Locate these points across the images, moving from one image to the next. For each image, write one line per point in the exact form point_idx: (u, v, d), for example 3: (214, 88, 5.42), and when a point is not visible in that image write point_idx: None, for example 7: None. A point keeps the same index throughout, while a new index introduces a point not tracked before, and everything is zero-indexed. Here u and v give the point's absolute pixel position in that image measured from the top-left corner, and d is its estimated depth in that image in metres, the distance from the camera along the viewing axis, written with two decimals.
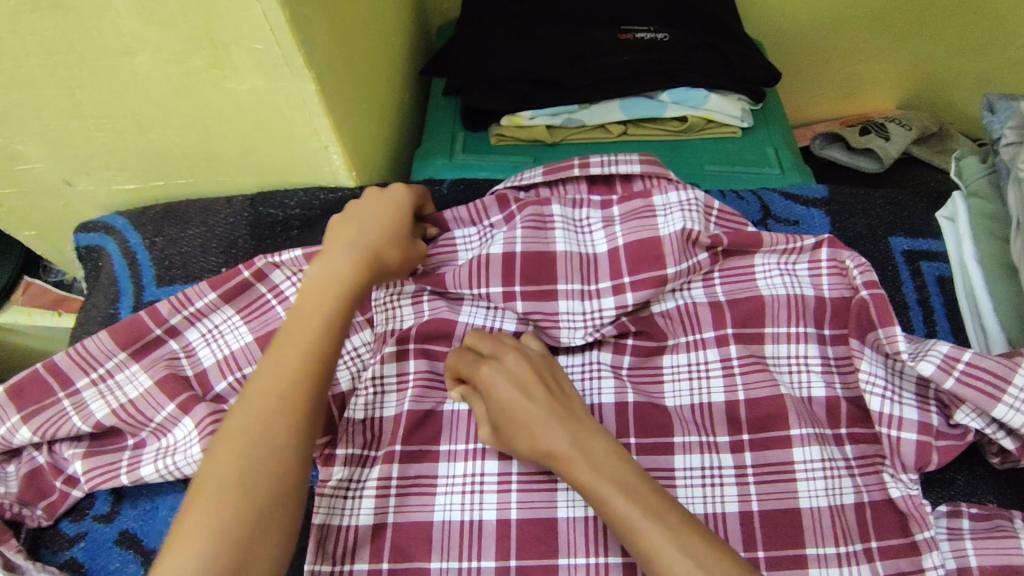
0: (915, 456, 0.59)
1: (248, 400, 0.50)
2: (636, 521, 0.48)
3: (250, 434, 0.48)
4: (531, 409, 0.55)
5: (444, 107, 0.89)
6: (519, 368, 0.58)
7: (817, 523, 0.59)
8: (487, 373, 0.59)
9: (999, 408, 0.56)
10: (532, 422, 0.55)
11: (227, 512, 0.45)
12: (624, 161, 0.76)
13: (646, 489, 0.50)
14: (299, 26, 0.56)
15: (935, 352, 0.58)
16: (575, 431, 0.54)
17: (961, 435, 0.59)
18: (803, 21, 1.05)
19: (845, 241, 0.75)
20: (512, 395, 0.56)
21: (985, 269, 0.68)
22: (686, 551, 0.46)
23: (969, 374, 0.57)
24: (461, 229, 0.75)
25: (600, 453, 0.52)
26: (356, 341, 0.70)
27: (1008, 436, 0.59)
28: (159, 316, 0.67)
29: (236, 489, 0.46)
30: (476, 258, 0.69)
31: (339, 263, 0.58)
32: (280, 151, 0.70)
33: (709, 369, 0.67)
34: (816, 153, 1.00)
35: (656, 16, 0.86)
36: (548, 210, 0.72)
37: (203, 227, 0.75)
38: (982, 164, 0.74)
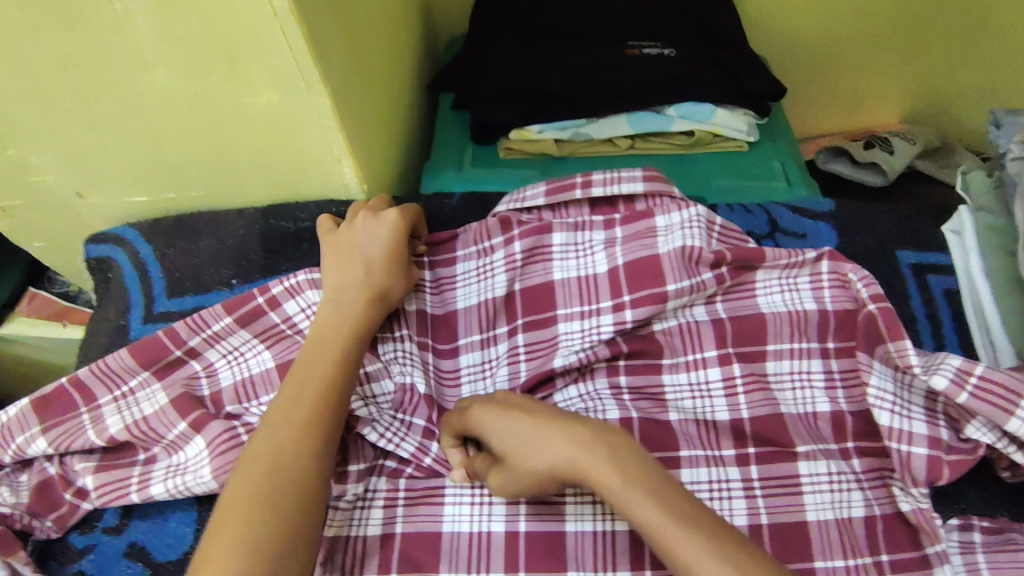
0: (925, 471, 0.59)
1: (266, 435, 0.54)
2: (665, 530, 0.48)
3: (267, 466, 0.52)
4: (549, 426, 0.54)
5: (453, 121, 0.89)
6: (511, 402, 0.58)
7: (824, 536, 0.60)
8: (482, 414, 0.58)
9: (1012, 421, 0.56)
10: (528, 454, 0.54)
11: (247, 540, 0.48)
12: (628, 180, 0.76)
13: (674, 493, 0.50)
14: (316, 42, 0.57)
15: (946, 366, 0.58)
16: (590, 443, 0.53)
17: (972, 450, 0.59)
18: (807, 36, 1.06)
19: (851, 252, 0.75)
20: (509, 425, 0.56)
21: (992, 282, 0.69)
22: (721, 560, 0.46)
23: (981, 388, 0.57)
24: (462, 264, 0.75)
25: (626, 456, 0.52)
26: (376, 390, 0.65)
27: (1019, 450, 0.59)
28: (178, 338, 0.66)
29: (260, 520, 0.49)
30: (481, 306, 0.72)
31: (350, 302, 0.62)
32: (293, 165, 0.71)
33: (710, 390, 0.67)
34: (822, 167, 1.01)
35: (663, 32, 0.86)
36: (549, 239, 0.73)
37: (215, 239, 0.75)
38: (988, 177, 0.74)
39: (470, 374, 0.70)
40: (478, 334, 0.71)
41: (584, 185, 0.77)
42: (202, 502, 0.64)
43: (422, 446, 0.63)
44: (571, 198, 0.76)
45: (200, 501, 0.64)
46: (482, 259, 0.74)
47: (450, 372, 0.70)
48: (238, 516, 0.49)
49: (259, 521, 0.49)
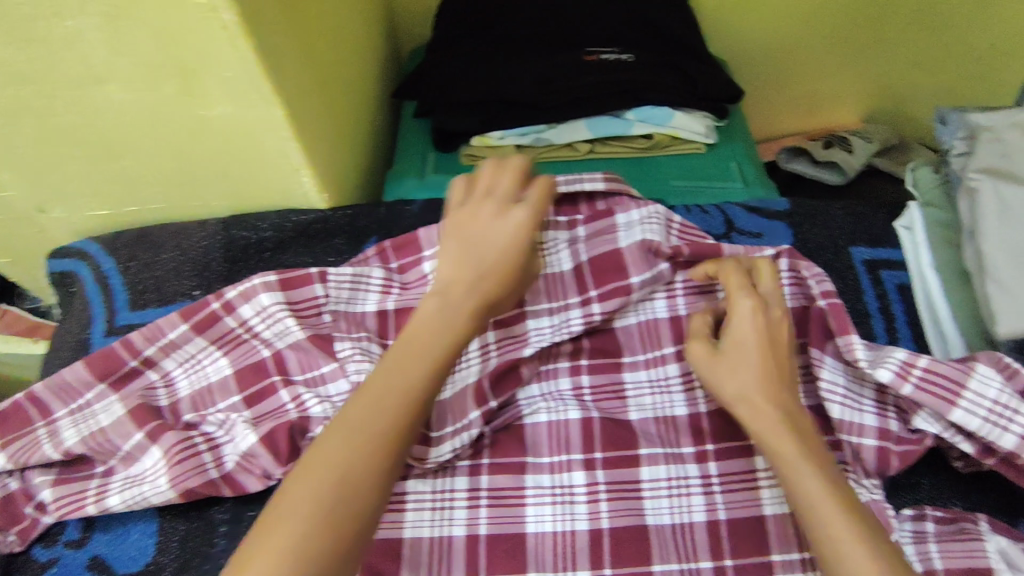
0: (873, 462, 0.61)
1: (350, 425, 0.46)
2: (821, 501, 0.48)
3: (337, 471, 0.44)
4: (765, 363, 0.55)
5: (416, 129, 0.90)
6: (776, 321, 0.58)
7: (782, 530, 0.61)
8: (748, 307, 0.57)
9: (955, 411, 0.58)
10: (762, 371, 0.55)
11: (301, 560, 0.41)
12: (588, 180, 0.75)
13: (842, 483, 0.49)
14: (266, 54, 0.57)
15: (892, 359, 0.60)
16: (791, 407, 0.54)
17: (919, 441, 0.61)
18: (770, 37, 1.08)
19: (807, 251, 0.76)
20: (759, 335, 0.56)
21: (942, 275, 0.70)
22: (867, 549, 0.45)
23: (924, 380, 0.59)
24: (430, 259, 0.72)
25: (808, 434, 0.53)
26: (331, 390, 0.65)
27: (966, 440, 0.60)
28: (134, 347, 0.67)
29: (317, 528, 0.42)
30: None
31: (456, 306, 0.52)
32: (251, 176, 0.71)
33: (670, 384, 0.69)
34: (783, 167, 1.02)
35: (621, 38, 0.87)
36: None
37: (176, 250, 0.75)
38: (936, 173, 0.75)
39: None
40: None
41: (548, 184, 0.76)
42: (164, 512, 0.64)
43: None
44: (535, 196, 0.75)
45: (163, 511, 0.64)
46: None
47: None
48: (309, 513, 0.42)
49: (311, 543, 0.41)
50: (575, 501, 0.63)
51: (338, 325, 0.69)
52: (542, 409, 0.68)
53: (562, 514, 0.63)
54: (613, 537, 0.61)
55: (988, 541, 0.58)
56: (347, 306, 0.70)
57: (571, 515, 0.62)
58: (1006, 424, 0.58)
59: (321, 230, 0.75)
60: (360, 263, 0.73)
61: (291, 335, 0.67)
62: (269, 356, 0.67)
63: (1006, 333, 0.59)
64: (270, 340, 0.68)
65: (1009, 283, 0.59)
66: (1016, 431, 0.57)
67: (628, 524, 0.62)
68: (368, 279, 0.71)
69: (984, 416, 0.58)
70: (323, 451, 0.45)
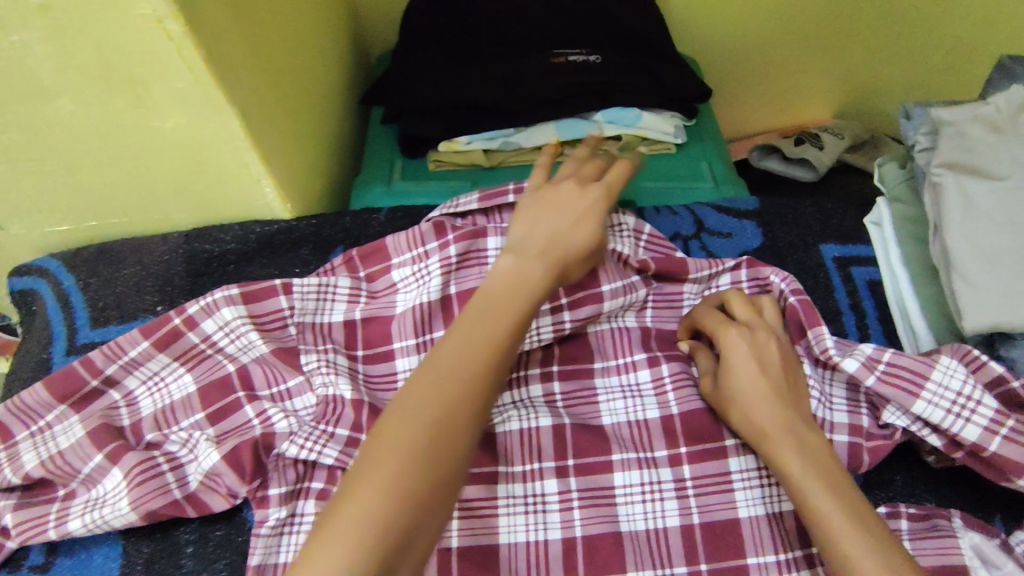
0: (847, 457, 0.61)
1: (438, 373, 0.47)
2: (827, 511, 0.51)
3: (427, 421, 0.45)
4: (758, 383, 0.58)
5: (384, 135, 0.89)
6: (767, 345, 0.60)
7: (756, 532, 0.61)
8: (733, 337, 0.61)
9: (918, 403, 0.59)
10: (760, 397, 0.57)
11: (389, 503, 0.42)
12: None
13: (847, 490, 0.52)
14: (217, 64, 0.56)
15: (859, 352, 0.62)
16: (795, 419, 0.56)
17: (889, 436, 0.61)
18: (739, 35, 1.08)
19: (778, 250, 0.76)
20: (747, 362, 0.59)
21: (912, 271, 0.70)
22: (872, 553, 0.48)
23: (888, 373, 0.60)
24: (398, 268, 0.71)
25: (814, 444, 0.55)
26: (297, 404, 0.65)
27: (935, 434, 0.60)
28: (94, 366, 0.66)
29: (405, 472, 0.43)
30: (416, 309, 0.68)
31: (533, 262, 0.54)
32: (212, 187, 0.69)
33: (641, 390, 0.68)
34: (755, 165, 1.02)
35: (587, 39, 0.87)
36: (483, 244, 0.71)
37: (138, 265, 0.73)
38: (901, 169, 0.75)
39: (404, 378, 0.67)
40: (414, 340, 0.67)
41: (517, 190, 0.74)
42: (128, 534, 0.62)
43: (346, 451, 0.61)
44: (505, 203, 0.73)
45: (128, 534, 0.62)
46: (417, 264, 0.70)
47: (385, 379, 0.67)
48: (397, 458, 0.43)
49: (398, 486, 0.42)
50: (547, 510, 0.62)
51: (304, 337, 0.67)
52: (514, 417, 0.67)
53: (535, 523, 0.62)
54: (587, 545, 0.61)
55: (961, 538, 0.58)
56: (313, 318, 0.68)
57: (544, 524, 0.62)
58: (970, 415, 0.58)
59: (285, 240, 0.74)
60: (326, 273, 0.71)
61: (255, 348, 0.66)
62: (234, 370, 0.66)
63: (972, 328, 0.59)
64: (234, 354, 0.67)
65: (974, 277, 0.60)
66: (979, 422, 0.58)
67: (602, 531, 0.61)
68: (335, 288, 0.69)
69: (947, 408, 0.59)
70: (410, 398, 0.46)
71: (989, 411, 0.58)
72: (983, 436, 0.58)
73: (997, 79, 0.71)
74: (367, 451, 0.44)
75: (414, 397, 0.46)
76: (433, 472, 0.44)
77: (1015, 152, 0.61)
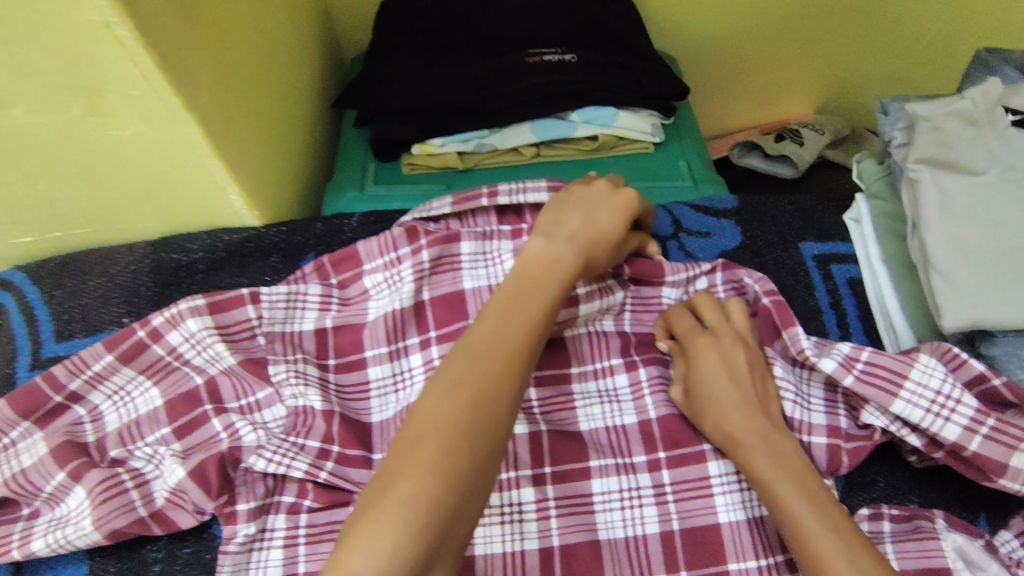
0: (826, 459, 0.60)
1: (476, 349, 0.48)
2: (798, 511, 0.51)
3: (470, 391, 0.45)
4: (729, 391, 0.59)
5: (357, 138, 0.87)
6: (734, 354, 0.61)
7: (737, 538, 0.60)
8: (702, 346, 0.62)
9: (896, 403, 0.58)
10: (730, 404, 0.58)
11: (446, 470, 0.42)
12: (532, 189, 0.73)
13: (818, 492, 0.52)
14: (172, 69, 0.54)
15: (835, 351, 0.61)
16: (763, 425, 0.57)
17: (868, 436, 0.61)
18: (718, 31, 1.07)
19: (756, 249, 0.75)
20: (717, 370, 0.60)
21: (890, 268, 0.69)
22: (841, 549, 0.47)
23: (866, 372, 0.59)
24: (370, 274, 0.69)
25: (786, 449, 0.56)
26: (267, 416, 0.64)
27: (914, 433, 0.60)
28: (57, 381, 0.63)
29: (455, 444, 0.43)
30: (388, 316, 0.66)
31: (560, 249, 0.56)
32: (177, 195, 0.68)
33: (619, 395, 0.68)
34: (736, 162, 1.01)
35: (563, 38, 0.86)
36: (457, 248, 0.69)
37: (104, 277, 0.72)
38: (878, 165, 0.74)
39: (378, 387, 0.65)
40: (386, 348, 0.66)
41: (490, 194, 0.73)
42: (94, 553, 0.60)
43: (317, 463, 0.60)
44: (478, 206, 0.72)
45: (94, 553, 0.60)
46: (390, 270, 0.69)
47: (357, 388, 0.66)
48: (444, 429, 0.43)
49: (446, 455, 0.42)
50: (524, 519, 0.61)
51: (273, 348, 0.66)
52: None
53: (512, 534, 0.60)
54: (565, 554, 0.59)
55: (944, 539, 0.57)
56: (283, 327, 0.67)
57: (521, 533, 0.60)
58: (949, 414, 0.57)
59: (254, 248, 0.72)
60: (296, 281, 0.69)
61: (223, 360, 0.65)
62: (202, 383, 0.65)
63: (952, 327, 0.58)
64: (203, 366, 0.65)
65: (953, 274, 0.59)
66: (958, 421, 0.57)
67: (580, 540, 0.60)
68: (306, 294, 0.68)
69: (926, 407, 0.58)
70: (445, 374, 0.47)
71: (969, 409, 0.57)
72: (963, 435, 0.57)
73: (971, 71, 0.72)
74: (416, 419, 0.45)
75: (449, 374, 0.46)
76: (477, 437, 0.44)
77: (991, 147, 0.60)
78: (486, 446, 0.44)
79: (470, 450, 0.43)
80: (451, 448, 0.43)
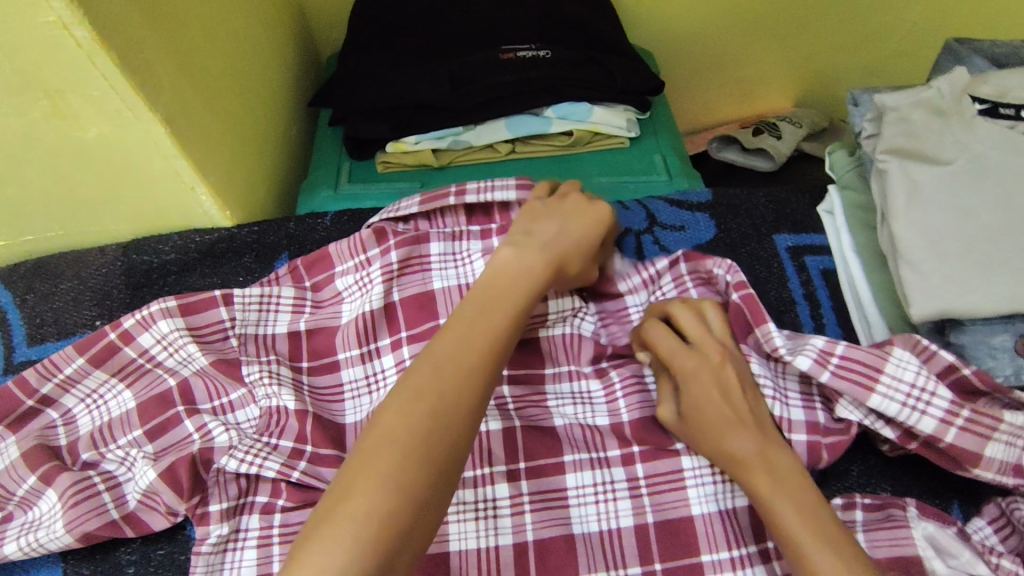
0: (806, 455, 0.60)
1: (442, 349, 0.48)
2: (798, 530, 0.50)
3: (429, 402, 0.45)
4: (719, 407, 0.57)
5: (331, 138, 0.88)
6: (722, 367, 0.59)
7: (709, 529, 0.60)
8: (692, 365, 0.59)
9: (873, 397, 0.58)
10: (728, 426, 0.56)
11: (405, 478, 0.42)
12: (500, 188, 0.72)
13: (816, 506, 0.51)
14: (134, 69, 0.54)
15: (810, 347, 0.60)
16: (761, 442, 0.55)
17: (845, 430, 0.61)
18: (694, 25, 1.07)
19: (731, 242, 0.75)
20: (705, 385, 0.58)
21: (863, 259, 0.69)
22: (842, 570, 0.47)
23: (843, 367, 0.59)
24: (345, 276, 0.70)
25: (782, 463, 0.54)
26: (240, 417, 0.64)
27: (888, 426, 0.60)
28: (29, 386, 0.63)
29: (416, 448, 0.43)
30: (359, 320, 0.66)
31: (530, 258, 0.55)
32: (146, 196, 0.67)
33: (592, 397, 0.68)
34: (714, 156, 1.02)
35: (536, 34, 0.85)
36: (426, 248, 0.70)
37: (77, 280, 0.71)
38: (849, 157, 0.75)
39: (351, 387, 0.65)
40: (358, 350, 0.66)
41: (458, 193, 0.73)
42: (68, 555, 0.60)
43: (289, 462, 0.59)
44: (446, 206, 0.72)
45: (68, 555, 0.60)
46: (359, 272, 0.69)
47: (331, 388, 0.66)
48: (401, 434, 0.43)
49: (411, 464, 0.42)
50: (498, 515, 0.61)
51: (246, 349, 0.65)
52: None
53: (486, 530, 0.60)
54: (539, 549, 0.59)
55: (915, 527, 0.57)
56: (255, 329, 0.66)
57: (495, 529, 0.60)
58: (925, 407, 0.57)
59: (227, 248, 0.72)
60: (269, 283, 0.69)
61: (195, 361, 0.65)
62: (174, 385, 0.64)
63: (919, 316, 0.58)
64: (175, 368, 0.65)
65: (919, 264, 0.59)
66: (934, 414, 0.57)
67: (554, 534, 0.60)
68: (278, 299, 0.67)
69: (902, 401, 0.58)
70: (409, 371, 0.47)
71: (944, 401, 0.57)
72: (940, 427, 0.57)
73: (942, 61, 0.72)
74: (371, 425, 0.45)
75: (415, 369, 0.47)
76: (443, 444, 0.44)
77: (959, 137, 0.61)
78: (448, 450, 0.44)
79: (429, 457, 0.43)
80: (408, 455, 0.42)
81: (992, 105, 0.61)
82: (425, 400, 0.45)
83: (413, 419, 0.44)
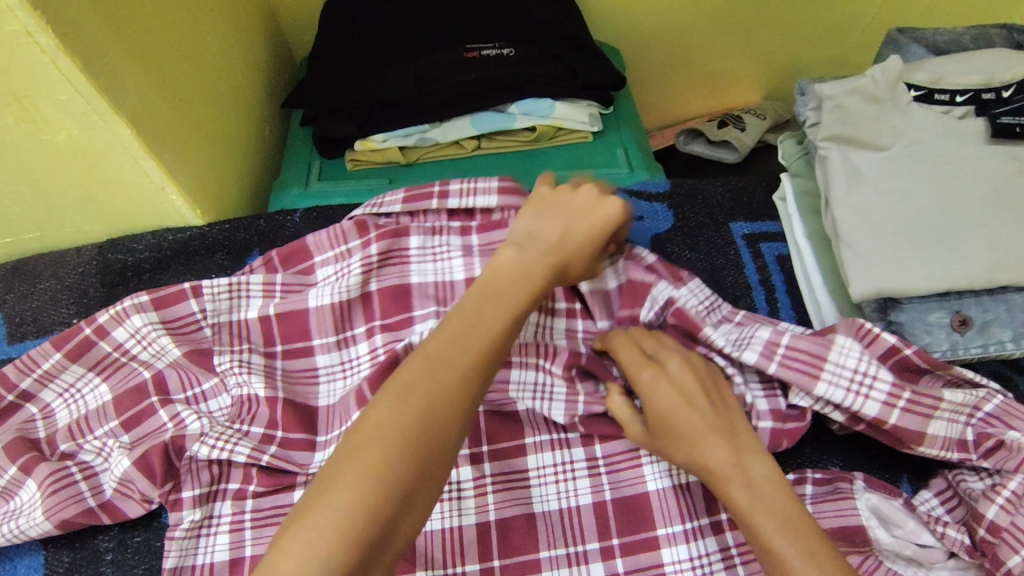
0: (768, 445, 0.61)
1: (428, 349, 0.48)
2: (782, 543, 0.49)
3: (421, 395, 0.45)
4: (696, 423, 0.55)
5: (302, 137, 0.90)
6: (684, 378, 0.58)
7: (664, 504, 0.62)
8: (650, 379, 0.58)
9: (819, 385, 0.60)
10: (701, 436, 0.54)
11: (376, 473, 0.42)
12: (483, 192, 0.75)
13: (802, 523, 0.49)
14: (98, 75, 0.57)
15: (757, 340, 0.62)
16: (736, 451, 0.54)
17: (800, 417, 0.63)
18: (660, 21, 1.08)
19: (688, 230, 0.78)
20: (676, 400, 0.56)
21: (813, 244, 0.72)
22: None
23: (788, 357, 0.61)
24: (325, 267, 0.72)
25: (762, 475, 0.53)
26: (213, 406, 0.66)
27: (837, 410, 0.62)
28: (9, 381, 0.66)
29: (399, 439, 0.43)
30: (334, 304, 0.68)
31: (532, 258, 0.54)
32: (117, 196, 0.70)
33: (553, 393, 0.65)
34: (682, 149, 1.05)
35: (500, 34, 0.88)
36: (406, 242, 0.72)
37: (54, 279, 0.73)
38: (799, 145, 0.78)
39: (325, 376, 0.68)
40: (334, 338, 0.68)
41: (442, 195, 0.75)
42: (49, 543, 0.62)
43: (260, 447, 0.62)
44: (427, 206, 0.75)
45: (49, 543, 0.62)
46: (339, 262, 0.71)
47: (303, 377, 0.68)
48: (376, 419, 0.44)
49: (402, 467, 0.42)
50: (462, 496, 0.63)
51: (220, 337, 0.68)
52: None
53: (451, 511, 0.62)
54: (501, 527, 0.61)
55: (859, 499, 0.60)
56: (228, 317, 0.68)
57: (460, 510, 0.62)
58: (867, 391, 0.59)
59: (199, 246, 0.75)
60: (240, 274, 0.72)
61: (169, 354, 0.67)
62: (149, 377, 0.67)
63: (859, 295, 0.61)
64: (149, 362, 0.68)
65: (858, 245, 0.62)
66: (877, 398, 0.59)
67: (515, 513, 0.62)
68: (248, 285, 0.69)
69: (847, 386, 0.59)
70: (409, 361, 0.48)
71: (885, 384, 0.59)
72: (883, 410, 0.59)
73: (885, 50, 0.76)
74: (358, 433, 0.44)
75: (416, 359, 0.48)
76: (428, 445, 0.44)
77: (895, 122, 0.64)
78: (427, 446, 0.43)
79: (408, 453, 0.43)
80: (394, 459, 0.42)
81: (928, 91, 0.64)
82: (416, 386, 0.45)
83: (406, 422, 0.44)
